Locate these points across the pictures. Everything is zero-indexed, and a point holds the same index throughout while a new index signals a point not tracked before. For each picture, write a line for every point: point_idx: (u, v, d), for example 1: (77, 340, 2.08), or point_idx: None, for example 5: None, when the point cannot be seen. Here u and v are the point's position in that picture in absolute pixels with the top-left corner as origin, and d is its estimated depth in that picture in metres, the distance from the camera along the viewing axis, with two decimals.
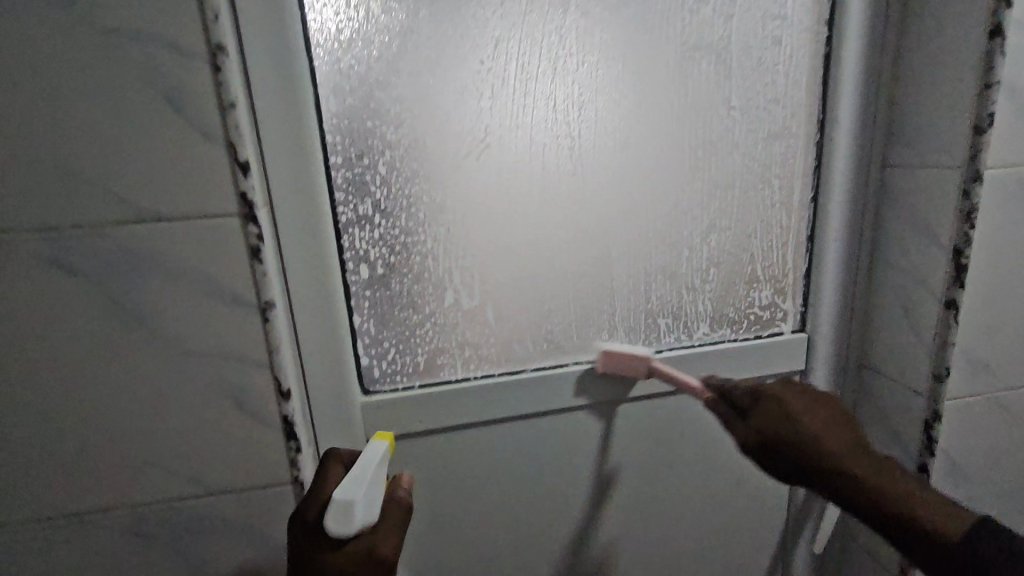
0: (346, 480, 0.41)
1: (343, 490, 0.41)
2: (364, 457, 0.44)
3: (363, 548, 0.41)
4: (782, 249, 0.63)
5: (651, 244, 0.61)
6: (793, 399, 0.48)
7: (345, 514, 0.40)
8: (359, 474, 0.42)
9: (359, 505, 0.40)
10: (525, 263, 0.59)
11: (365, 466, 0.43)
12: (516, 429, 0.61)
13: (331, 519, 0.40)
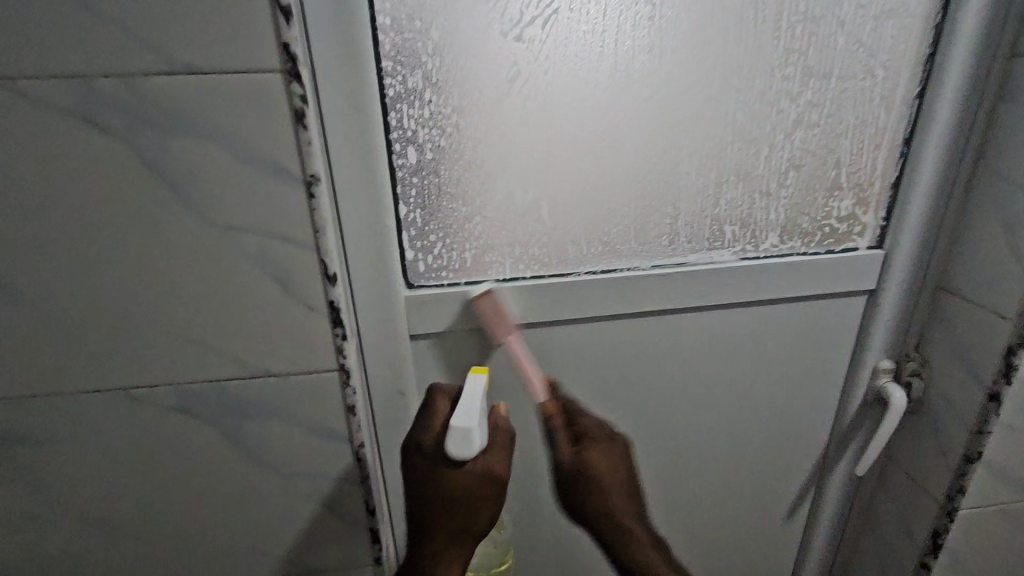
0: (462, 409, 0.45)
1: (461, 416, 0.45)
2: (470, 387, 0.47)
3: (482, 470, 0.45)
4: (871, 154, 0.57)
5: (729, 141, 0.55)
6: (606, 457, 0.51)
7: (464, 440, 0.44)
8: (469, 403, 0.46)
9: (477, 432, 0.44)
10: (586, 156, 0.53)
11: (474, 396, 0.46)
12: (562, 334, 0.58)
13: (453, 443, 0.44)
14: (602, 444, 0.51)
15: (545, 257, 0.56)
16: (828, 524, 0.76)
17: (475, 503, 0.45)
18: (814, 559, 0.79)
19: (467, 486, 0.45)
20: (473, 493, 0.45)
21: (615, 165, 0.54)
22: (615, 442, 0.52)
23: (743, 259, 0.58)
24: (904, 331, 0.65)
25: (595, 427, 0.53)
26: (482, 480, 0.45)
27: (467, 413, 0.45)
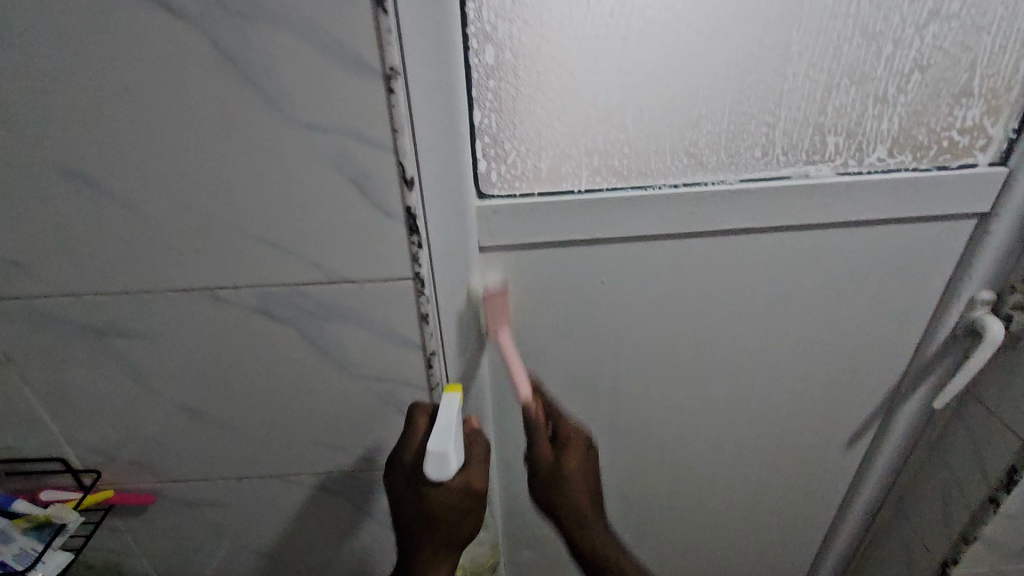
0: (437, 430, 0.46)
1: (435, 440, 0.46)
2: (445, 407, 0.48)
3: (459, 487, 0.47)
4: (1012, 53, 0.49)
5: (846, 36, 0.48)
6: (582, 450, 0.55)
7: (440, 462, 0.45)
8: (443, 423, 0.47)
9: (452, 452, 0.46)
10: (680, 53, 0.48)
11: (449, 417, 0.47)
12: (635, 251, 0.56)
13: (430, 464, 0.45)
14: (585, 476, 0.56)
15: (626, 167, 0.52)
16: (891, 455, 0.75)
17: (458, 516, 0.48)
18: (871, 488, 0.78)
19: (448, 503, 0.47)
20: (456, 505, 0.47)
21: (712, 64, 0.48)
22: (588, 448, 0.56)
23: (845, 175, 0.53)
24: (1014, 259, 0.58)
25: (577, 433, 0.56)
26: (461, 496, 0.47)
27: (441, 436, 0.46)
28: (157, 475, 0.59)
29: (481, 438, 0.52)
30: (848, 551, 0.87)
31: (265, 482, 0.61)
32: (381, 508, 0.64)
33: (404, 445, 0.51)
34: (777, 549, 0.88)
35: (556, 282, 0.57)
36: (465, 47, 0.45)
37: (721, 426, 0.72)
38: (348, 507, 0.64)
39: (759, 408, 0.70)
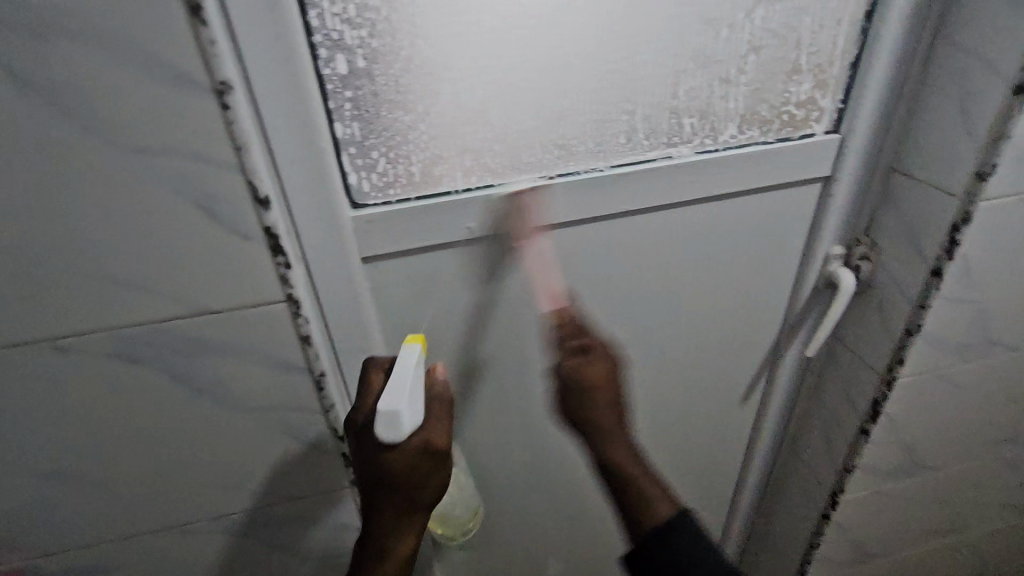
0: (391, 389, 0.46)
1: (387, 401, 0.46)
2: (402, 365, 0.48)
3: (417, 447, 0.48)
4: (832, 31, 0.54)
5: (687, 23, 0.51)
6: (607, 372, 0.55)
7: (394, 423, 0.45)
8: (398, 382, 0.47)
9: (405, 412, 0.45)
10: (536, 49, 0.48)
11: (404, 376, 0.47)
12: (519, 248, 0.57)
13: (382, 426, 0.45)
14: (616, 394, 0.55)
15: (499, 164, 0.52)
16: (779, 403, 0.81)
17: (423, 473, 0.49)
18: (766, 435, 0.85)
19: (408, 465, 0.48)
20: (417, 463, 0.48)
21: (567, 58, 0.49)
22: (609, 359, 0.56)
23: (701, 154, 0.57)
24: (856, 215, 0.65)
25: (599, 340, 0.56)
26: (418, 458, 0.48)
27: (394, 397, 0.46)
28: (27, 551, 0.53)
29: (441, 395, 0.51)
30: (755, 495, 0.95)
31: (159, 535, 0.56)
32: (297, 538, 0.61)
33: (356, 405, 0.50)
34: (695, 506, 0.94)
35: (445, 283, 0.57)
36: (312, 56, 0.43)
37: (629, 401, 0.75)
38: (258, 544, 0.60)
39: (660, 379, 0.74)
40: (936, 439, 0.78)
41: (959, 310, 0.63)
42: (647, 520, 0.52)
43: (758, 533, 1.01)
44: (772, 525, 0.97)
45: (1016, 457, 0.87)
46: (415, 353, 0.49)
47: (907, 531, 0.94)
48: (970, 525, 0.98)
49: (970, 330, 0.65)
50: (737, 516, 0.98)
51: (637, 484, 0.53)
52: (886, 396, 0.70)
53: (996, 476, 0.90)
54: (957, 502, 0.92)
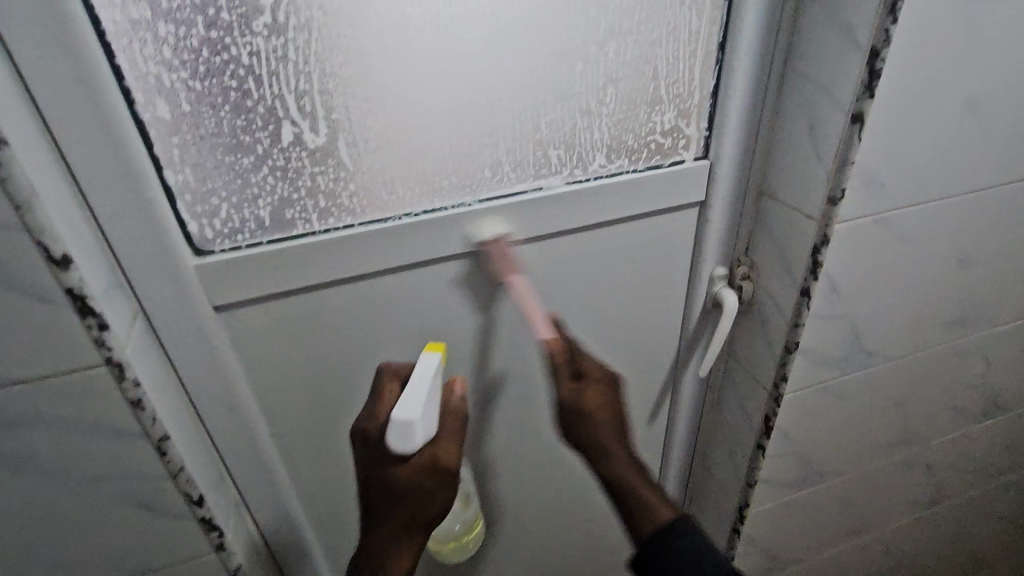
0: (406, 400, 0.50)
1: (403, 412, 0.49)
2: (420, 377, 0.52)
3: (426, 462, 0.51)
4: (687, 61, 0.55)
5: (540, 58, 0.50)
6: (602, 398, 0.57)
7: (407, 433, 0.49)
8: (415, 393, 0.50)
9: (418, 424, 0.49)
10: (382, 87, 0.47)
11: (418, 388, 0.51)
12: (390, 286, 0.55)
13: (393, 436, 0.49)
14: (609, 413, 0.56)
15: (357, 203, 0.50)
16: (687, 421, 0.82)
17: (423, 489, 0.52)
18: (677, 452, 0.86)
19: (412, 478, 0.51)
20: (422, 479, 0.51)
21: (418, 94, 0.48)
22: (609, 381, 0.58)
23: (572, 184, 0.57)
24: (735, 237, 0.67)
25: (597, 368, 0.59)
26: (427, 472, 0.51)
27: (410, 407, 0.49)
28: None
29: (454, 410, 0.55)
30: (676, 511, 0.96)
31: None
32: None
33: (372, 416, 0.54)
34: None
35: (360, 332, 0.57)
36: (128, 102, 0.40)
37: (530, 433, 0.73)
38: None
39: (560, 405, 0.73)
40: (830, 447, 0.80)
41: (831, 325, 0.65)
42: (651, 523, 0.51)
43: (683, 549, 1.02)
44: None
45: (911, 456, 0.90)
46: (434, 365, 0.53)
47: (820, 537, 0.96)
48: (881, 525, 1.00)
49: (846, 343, 0.68)
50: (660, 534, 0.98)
51: (642, 495, 0.52)
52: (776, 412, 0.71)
53: (898, 476, 0.92)
54: (865, 506, 0.94)
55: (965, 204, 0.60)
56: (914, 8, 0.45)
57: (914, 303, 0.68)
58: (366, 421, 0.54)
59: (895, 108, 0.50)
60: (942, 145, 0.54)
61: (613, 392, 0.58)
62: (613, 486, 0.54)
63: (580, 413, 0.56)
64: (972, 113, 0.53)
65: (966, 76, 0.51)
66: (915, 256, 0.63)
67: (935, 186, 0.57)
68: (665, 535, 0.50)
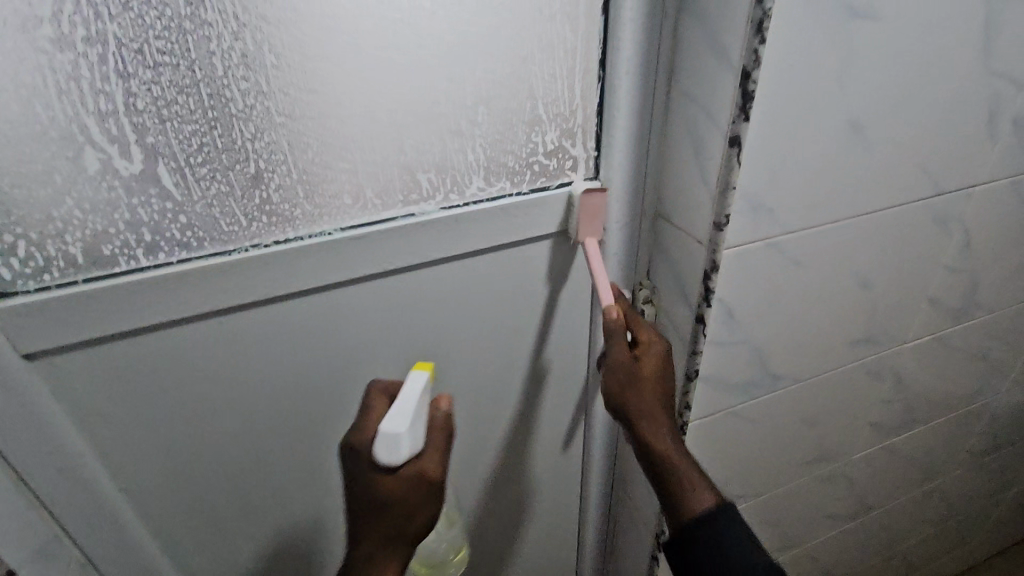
0: (395, 412, 0.50)
1: (390, 424, 0.49)
2: (409, 392, 0.52)
3: (414, 474, 0.51)
4: (565, 80, 0.51)
5: (396, 78, 0.46)
6: (654, 365, 0.59)
7: (393, 445, 0.48)
8: (404, 404, 0.50)
9: (405, 436, 0.49)
10: (206, 108, 0.41)
11: (408, 401, 0.51)
12: (246, 323, 0.51)
13: (381, 447, 0.49)
14: (654, 369, 0.59)
15: (192, 235, 0.45)
16: (603, 447, 0.80)
17: (405, 508, 0.51)
18: (597, 479, 0.83)
19: (400, 491, 0.50)
20: (408, 491, 0.51)
21: (252, 117, 0.43)
22: (654, 353, 0.59)
23: (447, 210, 0.52)
24: (635, 260, 0.64)
25: (651, 339, 0.60)
26: (414, 485, 0.51)
27: (399, 420, 0.49)
28: None
29: (441, 427, 0.55)
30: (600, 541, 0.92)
31: None
32: None
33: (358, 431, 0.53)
34: (538, 559, 0.89)
35: (312, 347, 0.55)
36: None
37: None
38: None
39: (460, 438, 0.69)
40: (745, 469, 0.78)
41: (731, 350, 0.62)
42: (696, 506, 0.55)
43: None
44: (619, 566, 0.94)
45: (831, 473, 0.89)
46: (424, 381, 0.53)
47: None
48: (805, 540, 0.99)
49: (750, 367, 0.65)
50: (585, 567, 0.94)
51: (683, 473, 0.56)
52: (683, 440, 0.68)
53: (820, 493, 0.91)
54: (786, 523, 0.92)
55: (858, 225, 0.59)
56: (782, 29, 0.43)
57: (818, 325, 0.66)
58: (353, 435, 0.53)
59: (773, 132, 0.48)
60: (828, 168, 0.52)
61: (668, 372, 0.60)
62: (647, 459, 0.58)
63: (624, 390, 0.58)
64: (855, 134, 0.52)
65: (844, 97, 0.49)
66: (814, 280, 0.61)
67: (824, 210, 0.55)
68: (710, 517, 0.54)
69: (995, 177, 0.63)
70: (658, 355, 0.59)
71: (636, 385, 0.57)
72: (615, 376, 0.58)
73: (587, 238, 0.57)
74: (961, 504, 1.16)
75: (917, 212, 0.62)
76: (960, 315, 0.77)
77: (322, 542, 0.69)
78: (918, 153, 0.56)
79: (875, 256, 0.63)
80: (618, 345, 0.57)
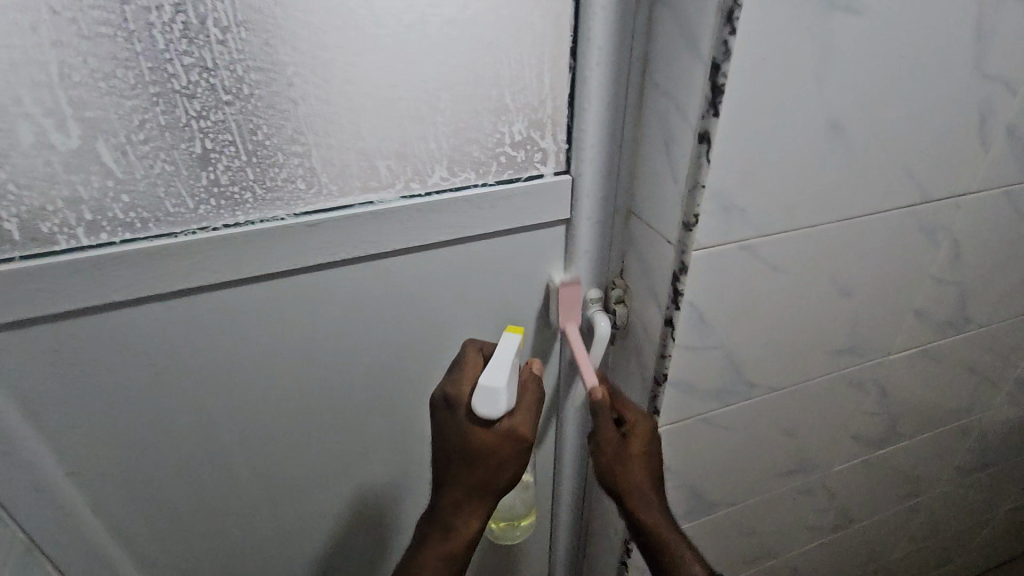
0: (491, 368, 0.53)
1: (489, 378, 0.52)
2: (504, 351, 0.54)
3: (507, 429, 0.54)
4: (535, 68, 0.49)
5: (351, 60, 0.44)
6: (644, 451, 0.60)
7: (492, 399, 0.52)
8: (501, 361, 0.53)
9: (503, 392, 0.52)
10: (147, 83, 0.40)
11: (504, 358, 0.54)
12: (196, 309, 0.49)
13: (479, 400, 0.52)
14: (644, 447, 0.60)
15: (136, 216, 0.44)
16: (575, 452, 0.78)
17: (498, 458, 0.55)
18: (568, 485, 0.81)
19: (494, 445, 0.54)
20: (500, 446, 0.54)
21: (196, 94, 0.41)
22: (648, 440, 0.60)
23: (407, 199, 0.50)
24: (608, 258, 0.62)
25: (641, 419, 0.60)
26: (507, 440, 0.54)
27: (496, 375, 0.52)
28: None
29: (534, 389, 0.58)
30: (571, 549, 0.90)
31: None
32: None
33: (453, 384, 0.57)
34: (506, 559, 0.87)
35: (315, 340, 0.56)
36: None
37: (393, 459, 0.68)
38: None
39: (424, 433, 0.68)
40: (719, 477, 0.76)
41: (702, 355, 0.61)
42: (682, 572, 0.58)
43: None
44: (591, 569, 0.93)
45: (810, 484, 0.87)
46: (517, 342, 0.56)
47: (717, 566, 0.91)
48: (782, 551, 0.97)
49: (723, 373, 0.64)
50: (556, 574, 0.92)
51: (668, 540, 0.59)
52: None
53: (798, 503, 0.89)
54: (763, 533, 0.90)
55: (838, 231, 0.57)
56: (756, 20, 0.41)
57: (796, 333, 0.64)
58: (448, 385, 0.57)
59: (745, 130, 0.46)
60: (804, 169, 0.50)
61: (654, 447, 0.60)
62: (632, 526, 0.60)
63: (613, 474, 0.60)
64: (834, 135, 0.50)
65: (821, 95, 0.47)
66: (792, 286, 0.59)
67: (801, 213, 0.53)
68: None
69: (986, 187, 0.61)
70: (645, 442, 0.60)
71: (625, 467, 0.59)
72: (605, 473, 0.60)
73: (566, 325, 0.61)
74: (947, 520, 1.13)
75: (902, 219, 0.59)
76: (947, 328, 0.75)
77: (404, 526, 0.75)
78: (902, 157, 0.54)
79: (857, 264, 0.61)
80: (604, 420, 0.58)
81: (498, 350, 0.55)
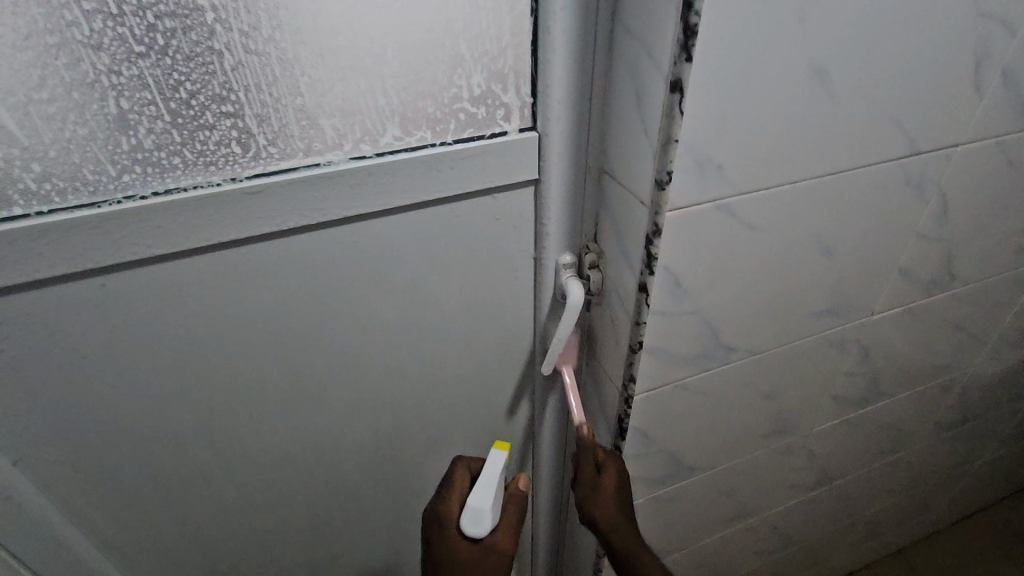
0: (478, 490, 0.60)
1: (473, 500, 0.59)
2: (490, 468, 0.61)
3: (490, 543, 0.60)
4: (491, 12, 0.45)
5: (280, 3, 0.39)
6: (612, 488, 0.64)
7: (477, 518, 0.59)
8: (486, 485, 0.60)
9: (487, 512, 0.59)
10: (43, 32, 0.36)
11: (489, 480, 0.60)
12: (131, 286, 0.46)
13: (467, 518, 0.59)
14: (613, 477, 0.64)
15: (51, 186, 0.40)
16: (551, 445, 0.79)
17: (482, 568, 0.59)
18: (546, 476, 0.82)
19: (479, 552, 0.59)
20: (485, 555, 0.59)
21: (103, 44, 0.37)
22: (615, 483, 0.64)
23: (355, 161, 0.46)
24: (580, 221, 0.58)
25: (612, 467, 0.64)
26: (490, 551, 0.59)
27: (484, 497, 0.59)
28: None
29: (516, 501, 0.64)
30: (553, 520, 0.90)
31: None
32: None
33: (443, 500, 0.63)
34: None
35: (267, 316, 0.52)
36: None
37: (364, 435, 0.66)
38: None
39: (395, 408, 0.65)
40: (699, 441, 0.75)
41: (679, 321, 0.58)
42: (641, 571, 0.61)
43: (567, 559, 0.96)
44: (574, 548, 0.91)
45: (790, 445, 0.86)
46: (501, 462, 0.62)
47: (696, 526, 0.92)
48: (763, 509, 0.97)
49: (701, 338, 0.61)
50: (541, 544, 0.92)
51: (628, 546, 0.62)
52: (628, 413, 0.64)
53: (777, 465, 0.89)
54: (742, 493, 0.91)
55: (820, 187, 0.53)
56: None
57: (775, 296, 0.61)
58: (437, 502, 0.63)
59: (720, 77, 0.42)
60: (785, 119, 0.47)
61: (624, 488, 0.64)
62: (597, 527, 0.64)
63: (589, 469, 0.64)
64: (817, 81, 0.46)
65: (804, 36, 0.43)
66: (772, 246, 0.56)
67: (782, 167, 0.50)
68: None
69: (977, 136, 0.58)
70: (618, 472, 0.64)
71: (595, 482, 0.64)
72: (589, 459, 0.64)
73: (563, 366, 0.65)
74: (925, 473, 1.15)
75: (888, 173, 0.56)
76: (932, 286, 0.73)
77: (389, 523, 0.78)
78: (889, 106, 0.50)
79: (840, 221, 0.58)
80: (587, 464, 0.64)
81: (484, 472, 0.62)
